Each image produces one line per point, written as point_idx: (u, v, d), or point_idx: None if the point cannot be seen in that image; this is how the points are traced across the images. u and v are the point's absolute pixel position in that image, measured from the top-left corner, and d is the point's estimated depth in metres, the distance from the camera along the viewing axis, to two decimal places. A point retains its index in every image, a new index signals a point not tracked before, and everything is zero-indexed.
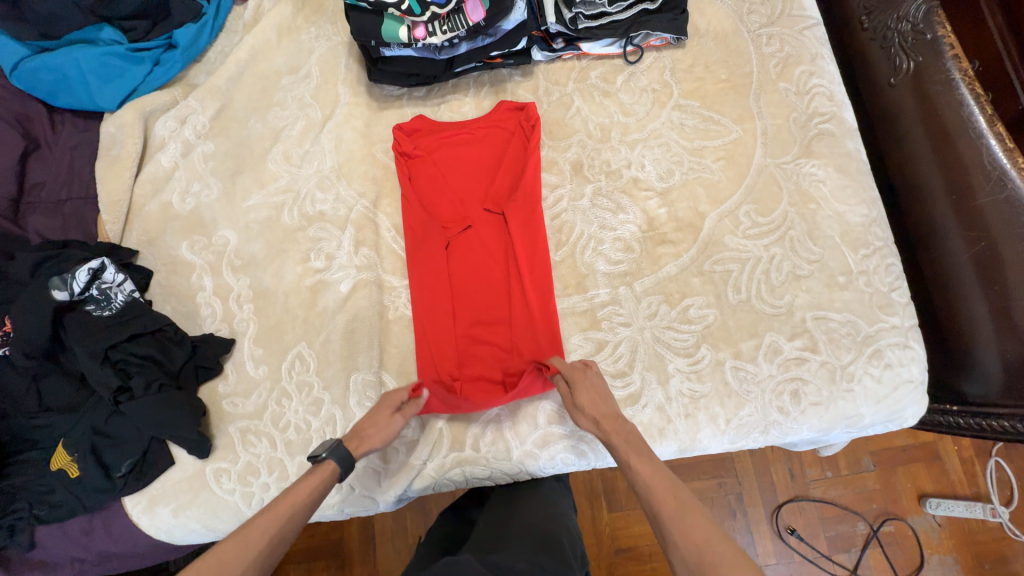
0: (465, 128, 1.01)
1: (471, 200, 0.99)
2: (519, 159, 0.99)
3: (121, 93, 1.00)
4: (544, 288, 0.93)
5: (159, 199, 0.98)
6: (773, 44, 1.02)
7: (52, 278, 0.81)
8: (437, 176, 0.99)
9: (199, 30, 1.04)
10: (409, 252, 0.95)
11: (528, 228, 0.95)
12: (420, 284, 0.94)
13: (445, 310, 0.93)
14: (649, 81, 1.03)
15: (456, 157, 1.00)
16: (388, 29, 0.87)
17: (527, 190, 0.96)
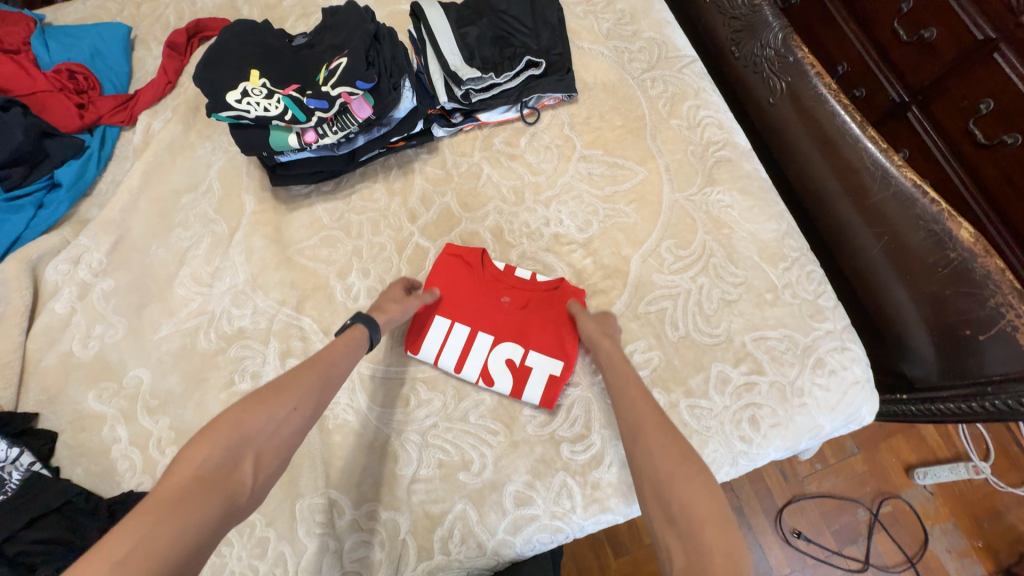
0: (468, 316, 0.93)
1: (492, 301, 0.93)
2: (461, 267, 0.94)
3: (3, 245, 0.93)
4: (459, 297, 0.93)
5: (57, 350, 0.90)
6: (658, 86, 1.08)
7: None
8: (526, 337, 0.91)
9: (85, 164, 1.00)
10: (563, 340, 0.89)
11: (474, 284, 0.94)
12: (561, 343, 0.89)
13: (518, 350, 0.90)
14: (551, 138, 1.06)
15: (488, 324, 0.92)
16: (275, 138, 0.86)
17: (468, 270, 0.94)
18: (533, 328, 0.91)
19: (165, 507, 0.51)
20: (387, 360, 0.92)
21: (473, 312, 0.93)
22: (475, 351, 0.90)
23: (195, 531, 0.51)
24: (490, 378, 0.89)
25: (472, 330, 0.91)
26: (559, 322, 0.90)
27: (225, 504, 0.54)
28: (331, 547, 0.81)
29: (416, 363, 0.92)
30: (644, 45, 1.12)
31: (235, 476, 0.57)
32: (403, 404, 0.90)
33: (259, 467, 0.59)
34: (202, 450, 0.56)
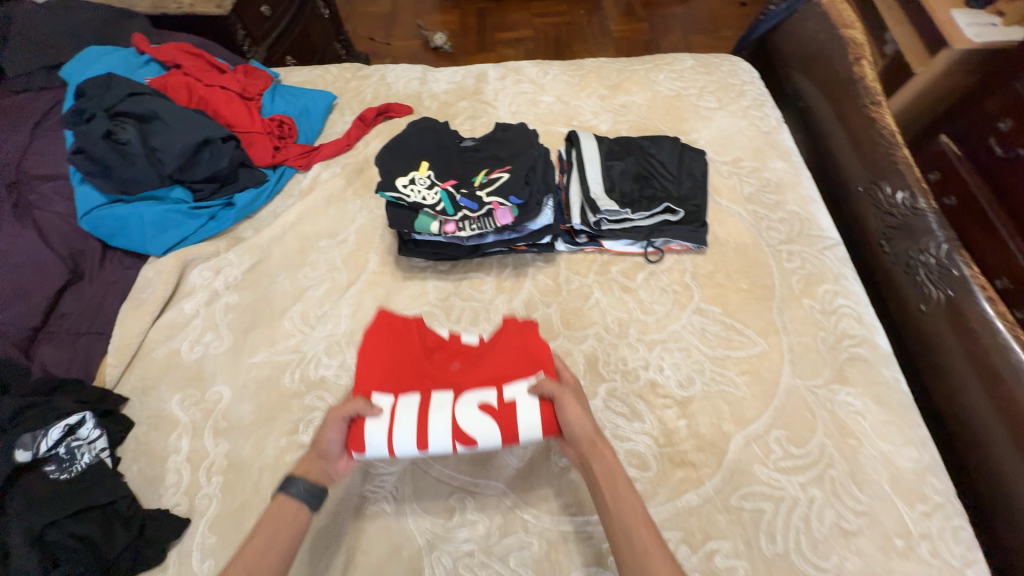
0: (414, 384, 0.79)
1: (440, 369, 0.84)
2: (394, 346, 0.84)
3: (171, 242, 1.08)
4: (396, 377, 0.80)
5: (169, 345, 0.98)
6: (794, 260, 1.04)
7: (22, 435, 0.77)
8: (491, 377, 0.80)
9: (258, 194, 1.16)
10: (528, 362, 0.79)
11: (412, 368, 0.82)
12: (526, 366, 0.79)
13: (482, 392, 0.76)
14: (669, 281, 1.04)
15: (438, 392, 0.78)
16: (419, 222, 0.92)
17: (402, 346, 0.85)
18: (495, 369, 0.81)
19: None
20: (443, 461, 0.86)
21: (421, 385, 0.79)
22: (434, 414, 0.73)
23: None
24: (467, 435, 0.72)
25: (421, 395, 0.76)
26: (519, 350, 0.82)
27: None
28: None
29: (472, 473, 0.85)
30: (785, 217, 1.11)
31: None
32: (444, 516, 0.81)
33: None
34: None
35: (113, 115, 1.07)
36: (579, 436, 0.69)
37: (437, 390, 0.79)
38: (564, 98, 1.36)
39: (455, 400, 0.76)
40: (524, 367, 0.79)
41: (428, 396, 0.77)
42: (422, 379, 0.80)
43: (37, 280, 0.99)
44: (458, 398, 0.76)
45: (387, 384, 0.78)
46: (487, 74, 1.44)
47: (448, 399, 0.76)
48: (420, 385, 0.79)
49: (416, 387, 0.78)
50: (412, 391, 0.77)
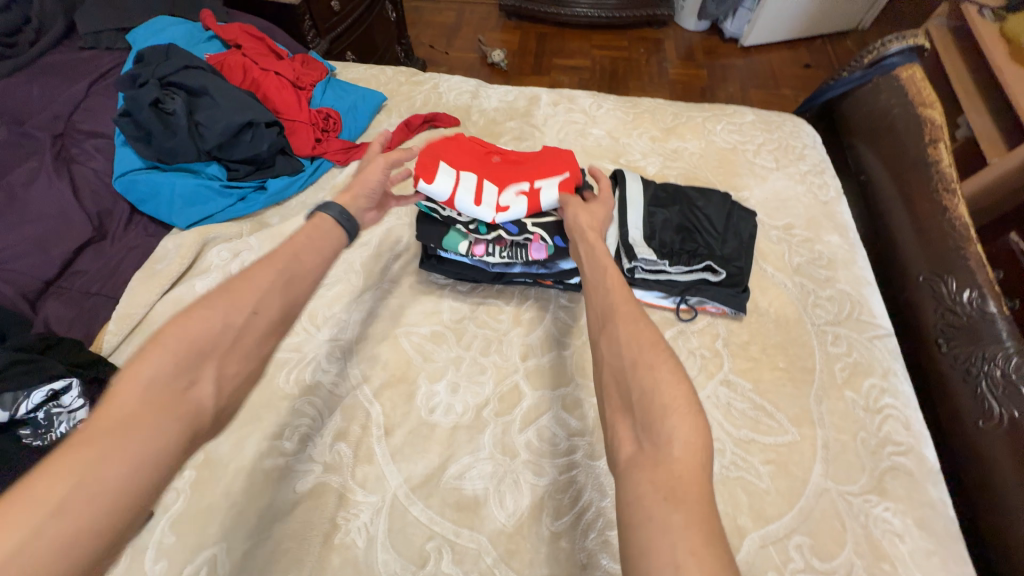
0: (466, 169, 0.91)
1: (485, 159, 0.96)
2: (443, 146, 0.94)
3: (196, 217, 1.06)
4: (456, 151, 0.94)
5: (172, 322, 0.95)
6: (840, 345, 0.96)
7: (6, 393, 0.76)
8: (530, 171, 0.94)
9: (291, 182, 1.14)
10: (563, 155, 0.97)
11: (470, 147, 0.98)
12: (561, 165, 0.94)
13: (524, 172, 0.93)
14: (699, 343, 0.96)
15: (486, 166, 0.94)
16: (449, 239, 0.91)
17: (456, 139, 0.98)
18: (533, 160, 0.97)
19: (114, 447, 0.45)
20: (426, 499, 0.80)
21: (473, 168, 0.92)
22: (484, 192, 0.89)
23: (161, 444, 0.48)
24: (506, 207, 0.87)
25: (478, 176, 0.90)
26: (560, 153, 0.98)
27: (186, 430, 0.51)
28: None
29: (455, 519, 0.78)
30: (834, 295, 1.03)
31: (194, 394, 0.53)
32: (417, 562, 0.74)
33: (219, 382, 0.56)
34: (105, 438, 0.45)
35: (165, 85, 1.07)
36: (591, 280, 0.71)
37: (490, 162, 0.96)
38: (614, 133, 1.32)
39: (504, 172, 0.93)
40: (557, 166, 0.94)
41: (481, 164, 0.94)
42: (479, 151, 0.98)
43: (62, 235, 1.00)
44: (506, 173, 0.93)
45: (451, 152, 0.93)
46: (539, 98, 1.42)
47: (499, 168, 0.94)
48: (480, 151, 0.98)
49: (476, 153, 0.97)
50: (468, 161, 0.94)
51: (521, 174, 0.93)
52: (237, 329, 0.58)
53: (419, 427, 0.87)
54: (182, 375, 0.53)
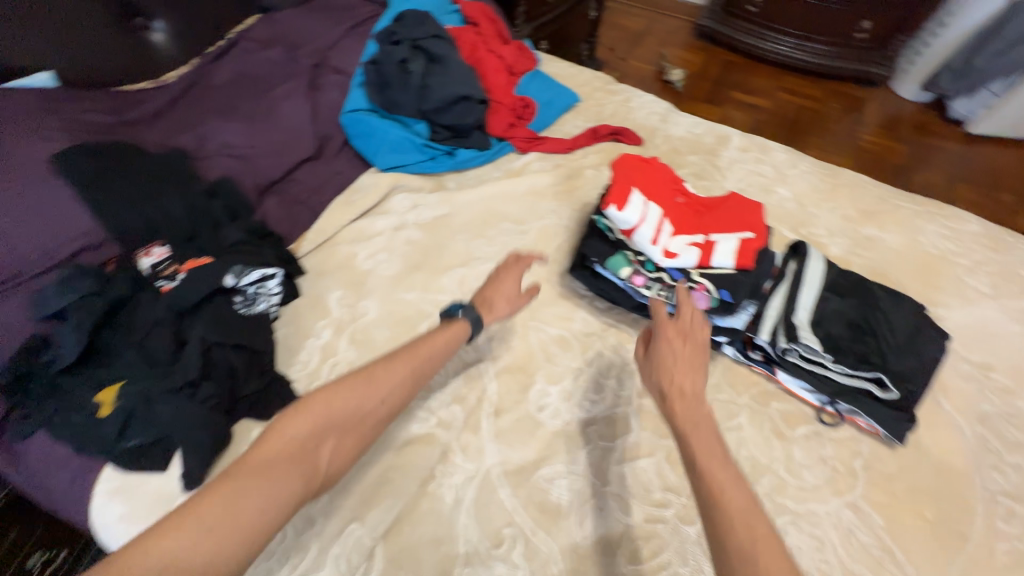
0: (651, 200, 0.89)
1: (669, 195, 0.94)
2: (634, 170, 0.93)
3: (393, 163, 1.20)
4: (646, 179, 0.92)
5: (351, 246, 1.10)
6: (1013, 525, 0.81)
7: (233, 265, 0.92)
8: (712, 224, 0.90)
9: (476, 156, 1.24)
10: (753, 216, 0.91)
11: (659, 176, 0.95)
12: (748, 226, 0.89)
13: (704, 223, 0.90)
14: (834, 453, 0.87)
15: (667, 204, 0.92)
16: (612, 260, 0.89)
17: (648, 166, 0.96)
18: (718, 211, 0.93)
19: (221, 518, 0.56)
20: (514, 487, 0.84)
21: (657, 201, 0.90)
22: (660, 229, 0.87)
23: (280, 498, 0.60)
24: (676, 254, 0.86)
25: (660, 212, 0.88)
26: (751, 212, 0.92)
27: (301, 490, 0.62)
28: None
29: (535, 518, 0.81)
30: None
31: (314, 457, 0.65)
32: (492, 540, 0.79)
33: (336, 453, 0.67)
34: (246, 487, 0.59)
35: (414, 46, 1.20)
36: (671, 413, 0.66)
37: (672, 200, 0.93)
38: (802, 199, 1.22)
39: (682, 217, 0.91)
40: (744, 226, 0.89)
41: (665, 200, 0.92)
42: (666, 183, 0.95)
43: (293, 148, 1.21)
44: (684, 219, 0.91)
45: (641, 178, 0.92)
46: (729, 139, 1.36)
47: (680, 210, 0.92)
48: (667, 183, 0.95)
49: (663, 184, 0.94)
50: (655, 191, 0.91)
51: (700, 226, 0.90)
52: (365, 414, 0.69)
53: (526, 420, 0.91)
54: (310, 440, 0.65)
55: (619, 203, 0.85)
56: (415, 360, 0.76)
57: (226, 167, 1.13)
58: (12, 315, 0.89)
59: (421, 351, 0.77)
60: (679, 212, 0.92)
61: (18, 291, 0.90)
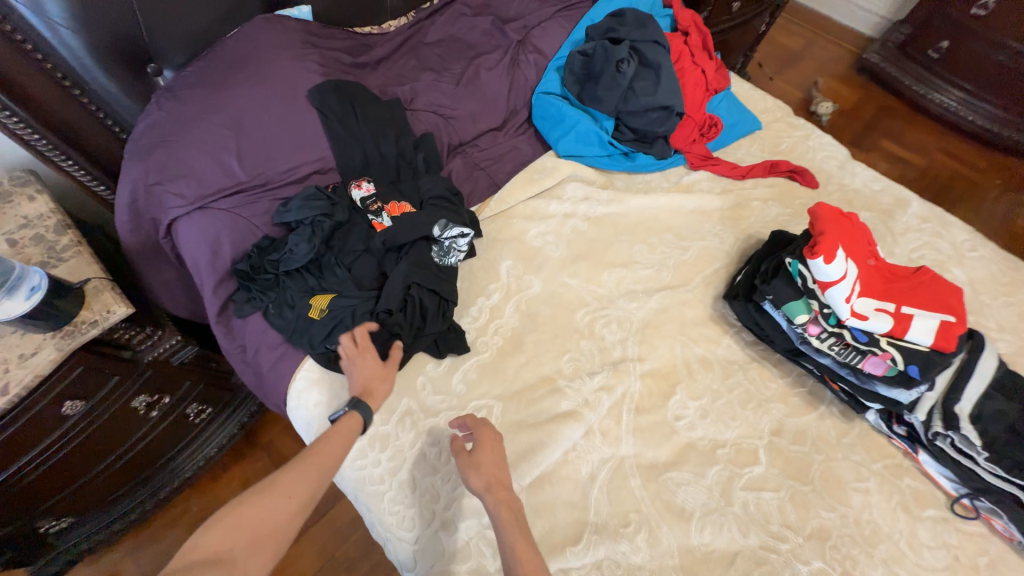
0: (852, 259, 0.91)
1: (866, 255, 0.95)
2: (841, 223, 0.94)
3: (573, 151, 1.26)
4: (850, 235, 0.94)
5: (525, 222, 1.18)
6: None
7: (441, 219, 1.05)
8: (904, 295, 0.92)
9: (651, 164, 1.28)
10: (947, 296, 0.93)
11: (859, 234, 0.96)
12: (942, 306, 0.91)
13: (897, 293, 0.92)
14: (958, 544, 0.89)
15: (864, 265, 0.94)
16: (794, 305, 0.94)
17: (851, 221, 0.97)
18: (909, 283, 0.95)
19: None
20: (645, 481, 0.92)
21: (857, 261, 0.92)
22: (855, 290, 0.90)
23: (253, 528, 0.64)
24: (867, 317, 0.89)
25: (857, 273, 0.91)
26: (945, 291, 0.94)
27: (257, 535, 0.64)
28: (482, 520, 0.88)
29: (660, 513, 0.89)
30: None
31: (274, 503, 0.68)
32: (619, 520, 0.88)
33: (293, 490, 0.70)
34: None
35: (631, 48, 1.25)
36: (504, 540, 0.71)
37: (868, 262, 0.95)
38: (979, 286, 1.17)
39: (876, 281, 0.93)
40: (938, 305, 0.91)
41: (863, 260, 0.94)
42: (865, 242, 0.96)
43: (486, 117, 1.30)
44: (877, 284, 0.93)
45: (847, 234, 0.93)
46: (909, 204, 1.30)
47: (873, 273, 0.94)
48: (866, 244, 0.97)
49: (863, 243, 0.96)
50: (856, 250, 0.93)
51: (892, 294, 0.92)
52: (274, 507, 0.67)
53: (662, 424, 0.98)
54: (264, 497, 0.68)
55: (827, 256, 0.88)
56: (313, 480, 0.73)
57: (432, 122, 1.23)
58: (257, 216, 1.04)
59: (321, 454, 0.76)
60: (873, 276, 0.94)
61: (264, 196, 1.05)
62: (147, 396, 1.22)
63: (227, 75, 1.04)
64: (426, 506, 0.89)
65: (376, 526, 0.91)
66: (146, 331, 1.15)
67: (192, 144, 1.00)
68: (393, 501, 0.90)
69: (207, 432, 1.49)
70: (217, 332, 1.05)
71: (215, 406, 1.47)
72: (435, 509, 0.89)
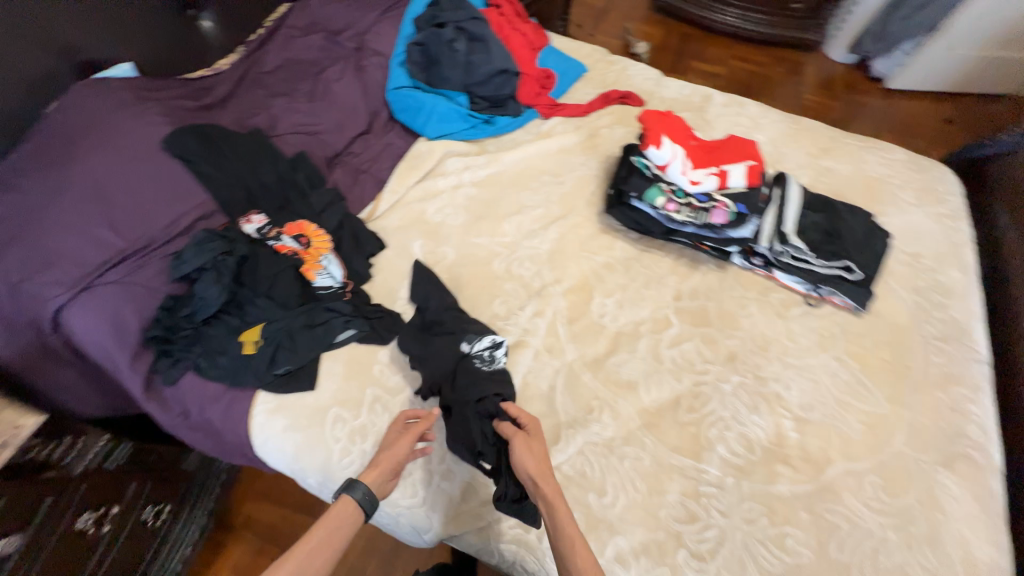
0: (675, 142, 1.20)
1: (688, 136, 1.24)
2: (662, 118, 1.23)
3: (441, 131, 1.39)
4: (669, 125, 1.22)
5: (422, 204, 1.29)
6: (941, 356, 1.14)
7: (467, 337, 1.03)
8: (719, 157, 1.22)
9: (512, 123, 1.44)
10: (749, 148, 1.21)
11: (679, 122, 1.25)
12: (746, 156, 1.20)
13: (714, 157, 1.22)
14: (819, 324, 1.18)
15: (688, 143, 1.23)
16: (650, 193, 1.17)
17: (670, 115, 1.25)
18: (723, 147, 1.23)
19: None
20: (594, 372, 1.09)
21: (679, 142, 1.21)
22: (685, 164, 1.19)
23: None
24: (696, 181, 1.19)
25: (683, 151, 1.20)
26: (748, 144, 1.22)
27: None
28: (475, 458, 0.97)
29: (613, 390, 1.06)
30: (945, 321, 1.20)
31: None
32: (584, 409, 1.04)
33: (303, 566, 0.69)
34: None
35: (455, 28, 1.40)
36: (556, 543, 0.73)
37: (691, 140, 1.24)
38: (776, 142, 1.52)
39: (698, 153, 1.23)
40: (744, 157, 1.20)
41: (685, 141, 1.22)
42: (686, 127, 1.25)
43: (352, 124, 1.36)
44: (700, 155, 1.23)
45: (666, 125, 1.22)
46: (713, 98, 1.62)
47: (696, 148, 1.24)
48: (687, 127, 1.25)
49: (683, 129, 1.25)
50: (677, 134, 1.22)
51: (713, 159, 1.22)
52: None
53: (592, 324, 1.15)
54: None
55: (655, 143, 1.17)
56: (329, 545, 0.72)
57: (300, 141, 1.27)
58: (151, 278, 1.01)
59: (334, 525, 0.75)
60: (695, 150, 1.23)
61: (153, 256, 1.02)
62: (92, 513, 1.10)
63: (69, 150, 0.99)
64: (422, 470, 0.98)
65: (382, 511, 0.96)
66: (69, 441, 1.04)
67: (55, 228, 0.95)
68: None
69: (175, 531, 1.37)
70: (149, 408, 1.01)
71: (173, 502, 1.35)
72: (430, 468, 0.97)
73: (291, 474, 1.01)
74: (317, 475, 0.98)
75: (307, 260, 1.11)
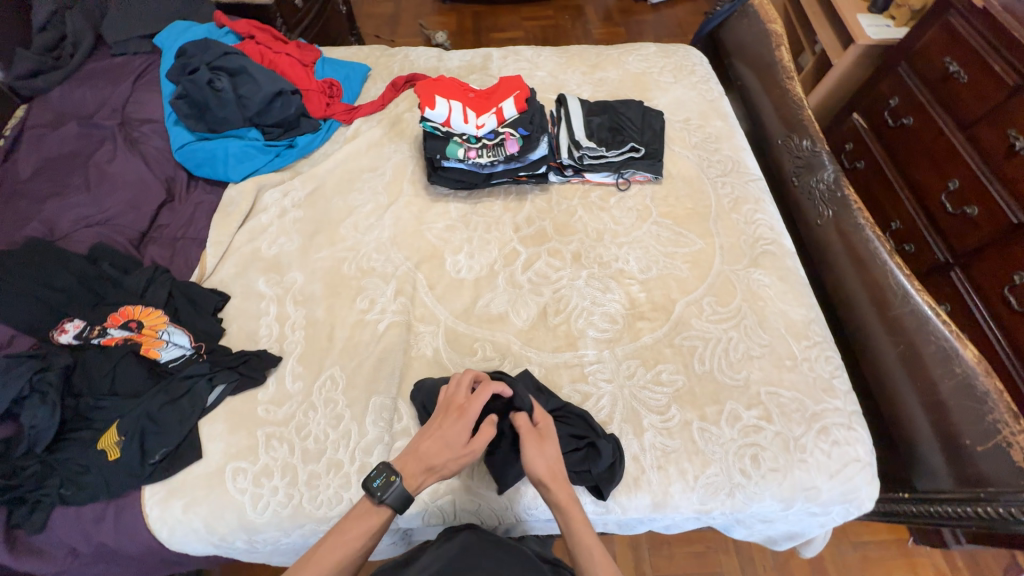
0: (450, 98, 1.32)
1: (463, 90, 1.36)
2: (433, 82, 1.34)
3: (246, 170, 1.38)
4: (441, 86, 1.34)
5: (252, 244, 1.27)
6: (726, 188, 1.39)
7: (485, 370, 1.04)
8: (493, 98, 1.35)
9: (314, 138, 1.46)
10: (517, 83, 1.36)
11: (450, 82, 1.36)
12: (515, 90, 1.34)
13: (489, 100, 1.34)
14: (634, 203, 1.37)
15: (464, 96, 1.34)
16: (450, 148, 1.30)
17: (441, 81, 1.37)
18: (496, 89, 1.37)
19: None
20: (467, 320, 1.17)
21: (454, 97, 1.32)
22: (465, 113, 1.31)
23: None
24: (480, 124, 1.30)
25: (461, 104, 1.32)
26: (515, 81, 1.37)
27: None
28: (384, 440, 1.00)
29: (489, 327, 1.16)
30: (722, 160, 1.46)
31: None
32: (469, 354, 1.12)
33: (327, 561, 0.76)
34: None
35: (212, 69, 1.40)
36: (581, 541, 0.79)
37: (466, 93, 1.36)
38: (555, 73, 1.70)
39: (475, 101, 1.35)
40: (514, 91, 1.34)
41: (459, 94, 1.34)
42: (458, 83, 1.37)
43: (146, 197, 1.29)
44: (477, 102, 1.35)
45: (438, 87, 1.32)
46: (491, 54, 1.77)
47: (473, 98, 1.36)
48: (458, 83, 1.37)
49: (455, 85, 1.37)
50: (450, 91, 1.33)
51: (489, 102, 1.34)
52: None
53: (453, 282, 1.23)
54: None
55: (430, 104, 1.28)
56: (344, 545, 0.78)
57: (92, 233, 1.19)
58: None
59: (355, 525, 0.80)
60: (472, 99, 1.35)
61: None
62: None
63: None
64: (339, 477, 0.96)
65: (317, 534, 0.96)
66: None
67: None
68: (313, 500, 0.95)
69: None
70: (27, 566, 0.91)
71: None
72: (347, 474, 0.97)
73: (217, 548, 0.97)
74: (240, 534, 0.95)
75: (144, 340, 1.04)
